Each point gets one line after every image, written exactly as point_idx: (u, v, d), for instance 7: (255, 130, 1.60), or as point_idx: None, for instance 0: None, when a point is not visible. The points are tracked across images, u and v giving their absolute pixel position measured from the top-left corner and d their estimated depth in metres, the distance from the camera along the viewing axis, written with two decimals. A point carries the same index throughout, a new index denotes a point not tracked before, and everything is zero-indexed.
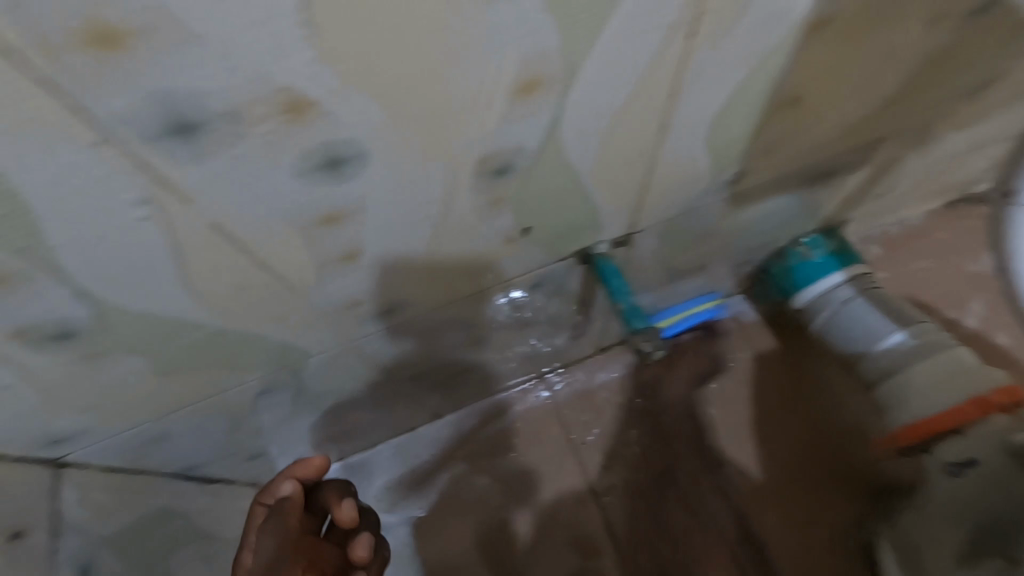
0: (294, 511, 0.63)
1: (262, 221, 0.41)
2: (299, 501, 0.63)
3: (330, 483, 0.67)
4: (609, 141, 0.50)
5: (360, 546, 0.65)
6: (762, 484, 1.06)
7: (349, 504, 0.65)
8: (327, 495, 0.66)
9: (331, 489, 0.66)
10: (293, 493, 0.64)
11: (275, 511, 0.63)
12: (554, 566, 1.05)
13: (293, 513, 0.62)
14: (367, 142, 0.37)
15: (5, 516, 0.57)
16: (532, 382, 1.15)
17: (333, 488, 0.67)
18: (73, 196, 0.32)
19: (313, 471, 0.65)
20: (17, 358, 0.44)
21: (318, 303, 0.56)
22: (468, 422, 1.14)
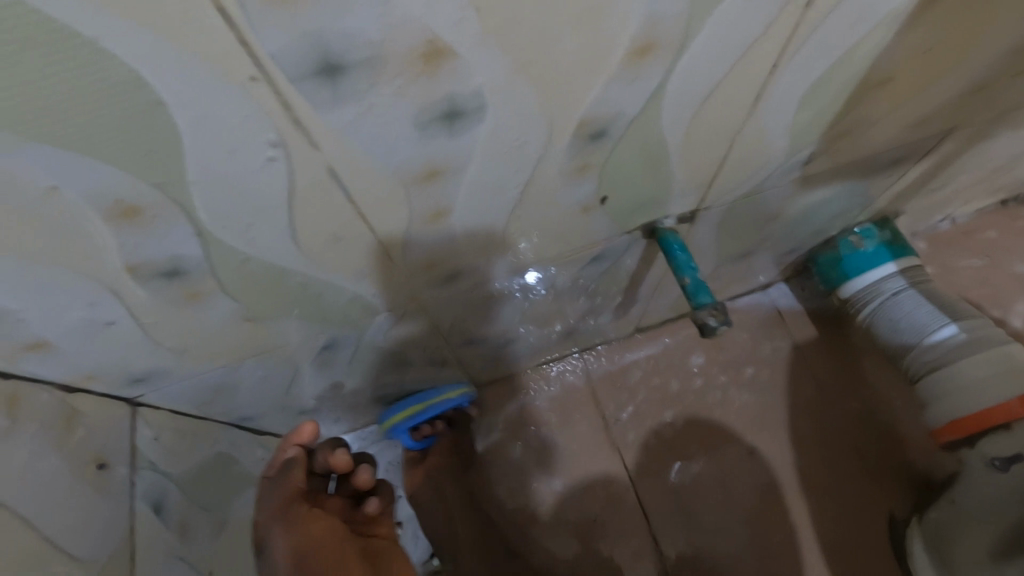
0: (298, 469, 0.72)
1: (372, 172, 0.42)
2: (300, 463, 0.73)
3: (321, 443, 0.75)
4: (701, 114, 0.50)
5: (365, 477, 0.77)
6: (796, 472, 1.06)
7: (343, 453, 0.74)
8: (322, 452, 0.74)
9: (324, 446, 0.75)
10: (294, 456, 0.73)
11: (278, 475, 0.73)
12: (581, 540, 1.06)
13: (297, 470, 0.72)
14: (485, 96, 0.38)
15: (91, 447, 0.60)
16: (570, 361, 1.16)
17: (325, 445, 0.75)
18: (216, 133, 0.34)
19: (306, 435, 0.73)
20: (127, 293, 0.46)
21: (398, 263, 0.57)
22: (504, 395, 1.15)
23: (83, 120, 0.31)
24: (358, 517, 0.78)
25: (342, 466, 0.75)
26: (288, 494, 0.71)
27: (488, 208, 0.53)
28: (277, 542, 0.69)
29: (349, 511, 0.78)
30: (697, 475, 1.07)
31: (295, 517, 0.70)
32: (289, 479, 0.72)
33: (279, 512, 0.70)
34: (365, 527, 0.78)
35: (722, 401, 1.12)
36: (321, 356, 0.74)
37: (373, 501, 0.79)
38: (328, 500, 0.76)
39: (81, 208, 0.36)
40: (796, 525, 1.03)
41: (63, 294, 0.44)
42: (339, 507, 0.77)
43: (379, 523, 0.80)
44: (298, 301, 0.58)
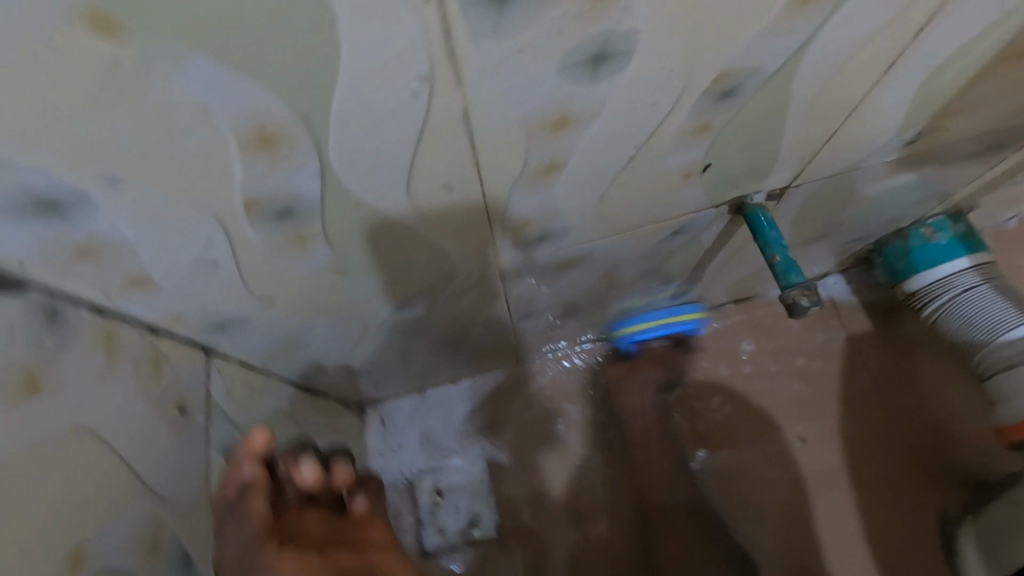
0: (258, 495, 0.56)
1: (504, 117, 0.41)
2: (261, 486, 0.56)
3: (281, 454, 0.61)
4: (833, 75, 0.48)
5: (343, 473, 0.63)
6: (846, 464, 1.05)
7: (309, 462, 0.61)
8: (282, 465, 0.60)
9: (285, 458, 0.61)
10: (252, 478, 0.57)
11: (236, 505, 0.56)
12: (624, 518, 1.06)
13: (257, 497, 0.56)
14: (640, 40, 0.37)
15: (174, 390, 0.59)
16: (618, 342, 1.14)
17: (285, 455, 0.61)
18: (373, 61, 0.33)
19: (260, 447, 0.58)
20: (236, 230, 0.45)
21: (494, 222, 0.56)
22: (549, 371, 1.14)
23: (249, 35, 0.29)
24: (347, 530, 0.60)
25: (311, 478, 0.61)
26: (253, 535, 0.54)
27: (595, 166, 0.51)
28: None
29: (334, 526, 0.60)
30: (742, 462, 1.06)
31: (264, 563, 0.52)
32: (248, 516, 0.55)
33: (242, 562, 0.53)
34: (354, 539, 0.60)
35: (772, 388, 1.10)
36: (390, 316, 0.74)
37: (358, 498, 0.64)
38: (304, 518, 0.59)
39: (223, 132, 0.35)
40: (844, 518, 1.02)
41: (179, 227, 0.43)
42: (319, 522, 0.59)
43: (370, 528, 0.62)
44: (385, 254, 0.56)
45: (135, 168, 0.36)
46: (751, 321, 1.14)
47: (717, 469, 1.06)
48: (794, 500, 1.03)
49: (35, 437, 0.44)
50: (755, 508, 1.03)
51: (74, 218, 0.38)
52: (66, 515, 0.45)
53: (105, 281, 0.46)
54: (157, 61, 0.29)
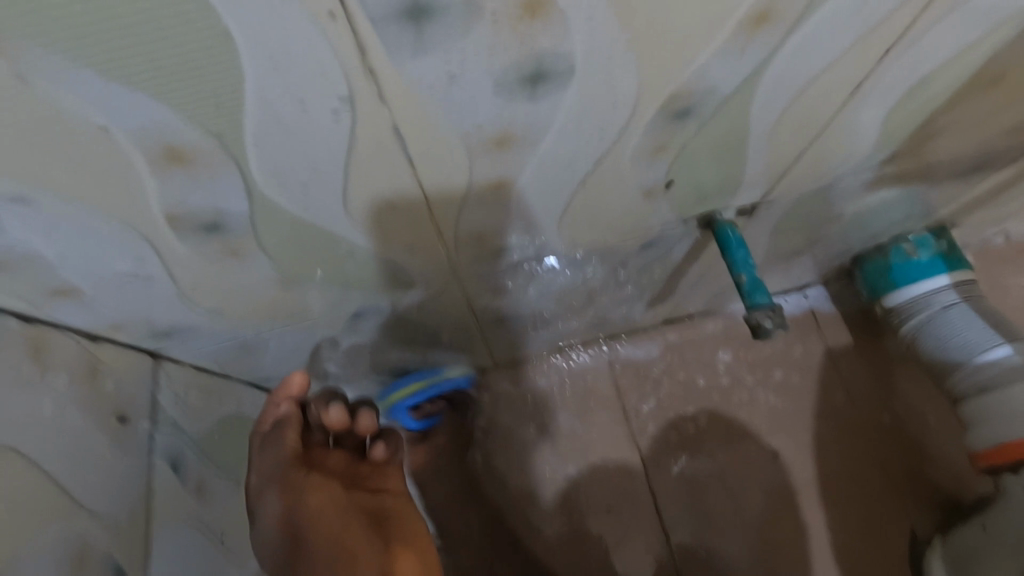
0: (291, 428, 0.65)
1: (441, 135, 0.38)
2: (296, 421, 0.66)
3: (315, 396, 0.68)
4: (798, 96, 0.46)
5: (367, 423, 0.69)
6: (816, 480, 1.03)
7: (338, 408, 0.67)
8: (315, 406, 0.67)
9: (317, 400, 0.67)
10: (287, 414, 0.66)
11: (272, 434, 0.66)
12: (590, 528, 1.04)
13: (291, 429, 0.65)
14: (579, 59, 0.35)
15: (114, 400, 0.57)
16: (594, 348, 1.12)
17: (319, 398, 0.68)
18: (280, 76, 0.30)
19: (297, 389, 0.67)
20: (165, 244, 0.43)
21: (452, 233, 0.54)
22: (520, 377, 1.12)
23: (134, 45, 0.27)
24: (364, 472, 0.70)
25: (338, 422, 0.67)
26: (283, 461, 0.63)
27: (551, 182, 0.49)
28: (272, 509, 0.62)
29: (354, 466, 0.69)
30: (716, 474, 1.04)
31: (293, 483, 0.62)
32: (281, 442, 0.64)
33: (274, 478, 0.63)
34: (370, 481, 0.69)
35: (746, 401, 1.08)
36: (350, 324, 0.71)
37: (378, 445, 0.71)
38: (327, 456, 0.67)
39: (122, 146, 0.32)
40: (810, 534, 1.01)
41: (100, 243, 0.41)
42: (340, 464, 0.68)
43: (385, 475, 0.71)
44: (334, 262, 0.54)
45: (36, 184, 0.34)
46: (728, 331, 1.12)
47: (690, 480, 1.04)
48: (760, 514, 1.02)
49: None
50: (720, 521, 1.02)
51: None
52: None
53: (24, 291, 0.44)
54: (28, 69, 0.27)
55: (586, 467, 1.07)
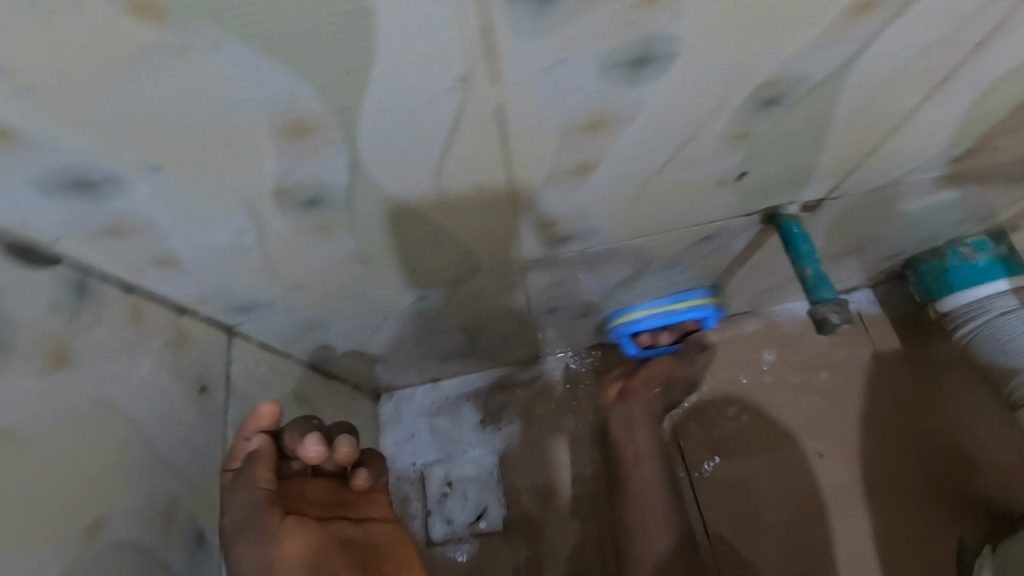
0: (263, 466, 0.54)
1: (539, 117, 0.40)
2: (267, 456, 0.54)
3: (289, 424, 0.56)
4: (885, 87, 0.47)
5: (345, 452, 0.57)
6: (853, 478, 0.99)
7: (314, 440, 0.55)
8: (289, 437, 0.55)
9: (292, 429, 0.56)
10: (257, 449, 0.54)
11: (240, 472, 0.54)
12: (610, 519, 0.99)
13: (262, 467, 0.54)
14: (684, 44, 0.36)
15: (195, 367, 0.59)
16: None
17: (293, 426, 0.56)
18: (409, 55, 0.32)
19: (266, 419, 0.55)
20: (265, 215, 0.45)
21: (526, 217, 0.55)
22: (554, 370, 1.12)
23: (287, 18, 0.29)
24: (347, 500, 0.61)
25: (315, 457, 0.55)
26: (255, 504, 0.53)
27: (628, 166, 0.50)
28: (245, 559, 0.52)
29: (335, 496, 0.60)
30: (752, 473, 1.00)
31: (267, 528, 0.52)
32: (250, 483, 0.53)
33: (245, 525, 0.52)
34: (354, 510, 0.61)
35: (789, 402, 1.05)
36: (412, 308, 0.73)
37: (360, 473, 0.61)
38: (305, 488, 0.58)
39: (255, 117, 0.34)
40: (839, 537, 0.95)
41: (213, 213, 0.43)
42: (321, 494, 0.59)
43: (369, 502, 0.62)
44: (404, 243, 0.55)
45: (168, 153, 0.36)
46: (771, 332, 1.11)
47: (725, 478, 1.00)
48: (789, 512, 0.97)
49: (65, 402, 0.43)
50: (754, 521, 0.97)
51: (107, 200, 0.39)
52: (102, 473, 0.46)
53: (132, 258, 0.47)
54: (202, 45, 0.29)
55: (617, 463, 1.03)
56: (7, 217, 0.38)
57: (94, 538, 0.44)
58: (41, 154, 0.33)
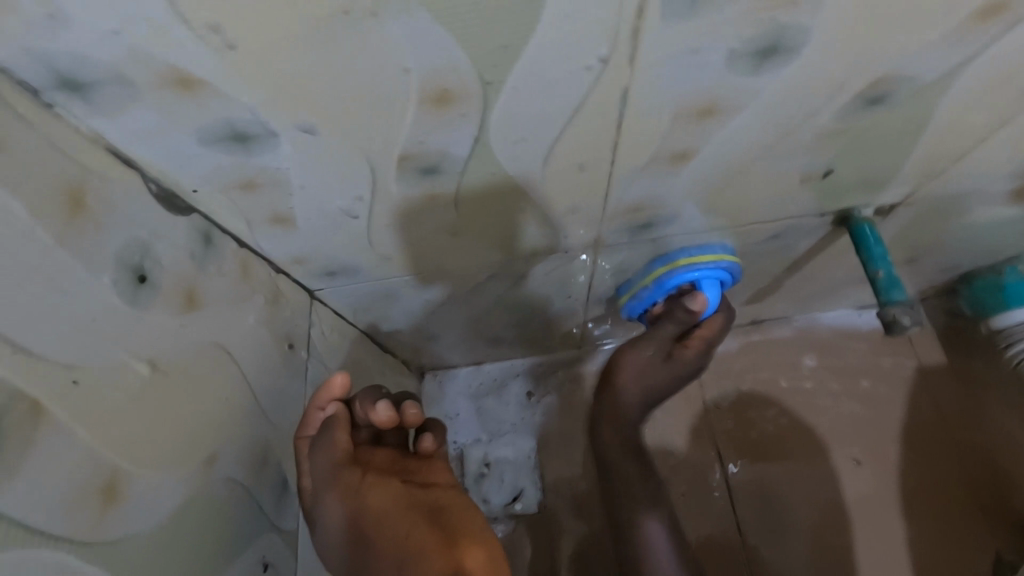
0: (340, 430, 0.55)
1: (659, 102, 0.42)
2: (343, 422, 0.55)
3: (359, 393, 0.57)
4: (984, 93, 0.49)
5: (414, 414, 0.56)
6: (890, 490, 0.98)
7: (384, 404, 0.55)
8: (359, 404, 0.56)
9: (362, 397, 0.57)
10: (334, 414, 0.56)
11: (320, 437, 0.55)
12: (641, 510, 0.99)
13: (339, 431, 0.54)
14: (812, 37, 0.38)
15: (284, 325, 0.62)
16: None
17: (363, 395, 0.57)
18: (561, 33, 0.35)
19: (338, 388, 0.56)
20: (384, 176, 0.47)
21: (613, 201, 0.57)
22: (589, 358, 1.10)
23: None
24: (414, 467, 0.56)
25: (385, 420, 0.55)
26: (336, 467, 0.53)
27: (723, 156, 0.52)
28: (332, 513, 0.52)
29: (403, 463, 0.56)
30: (789, 474, 1.00)
31: (350, 484, 0.51)
32: (331, 445, 0.54)
33: (326, 483, 0.53)
34: (421, 476, 0.55)
35: (832, 408, 1.04)
36: (482, 288, 0.76)
37: (425, 437, 0.58)
38: (375, 455, 0.55)
39: (409, 82, 0.37)
40: (868, 546, 0.95)
41: (339, 172, 0.46)
42: (389, 461, 0.55)
43: (438, 469, 0.57)
44: (488, 217, 0.57)
45: (322, 112, 0.39)
46: (815, 336, 1.09)
47: (759, 477, 1.00)
48: (821, 516, 0.97)
49: (200, 339, 0.47)
50: (786, 523, 0.97)
51: (255, 152, 0.42)
52: (222, 412, 0.49)
53: (254, 213, 0.49)
54: (391, 11, 0.32)
55: (654, 457, 1.03)
56: (166, 164, 0.42)
57: (210, 470, 0.47)
58: (218, 103, 0.37)
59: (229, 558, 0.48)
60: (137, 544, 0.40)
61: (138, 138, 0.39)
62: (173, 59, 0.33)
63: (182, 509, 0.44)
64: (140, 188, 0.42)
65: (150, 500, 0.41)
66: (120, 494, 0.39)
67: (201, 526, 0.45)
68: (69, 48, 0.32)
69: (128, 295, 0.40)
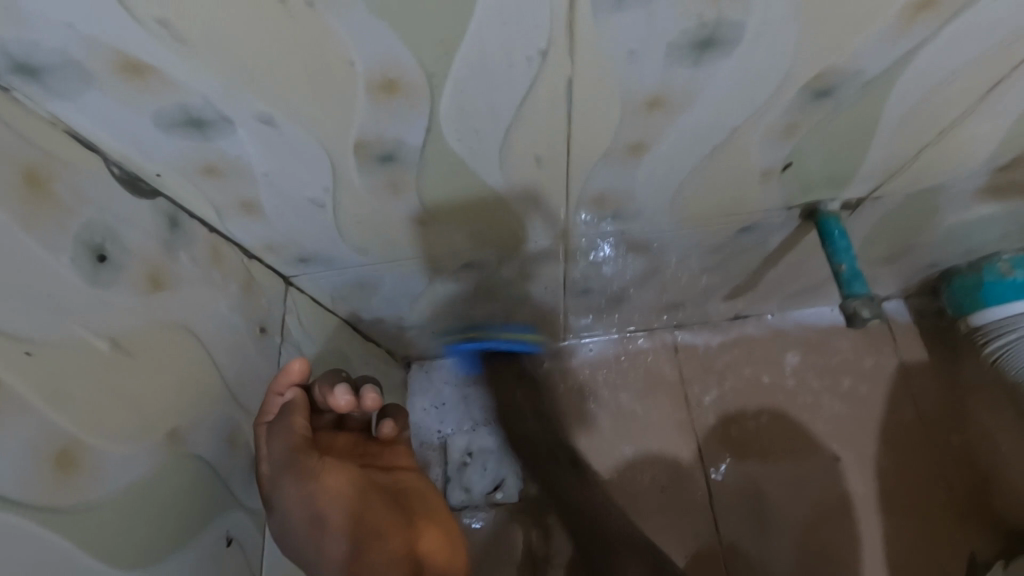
0: (299, 414, 0.54)
1: (607, 95, 0.43)
2: (302, 406, 0.55)
3: (318, 377, 0.57)
4: (935, 87, 0.50)
5: (370, 399, 0.56)
6: (868, 487, 0.99)
7: (344, 389, 0.55)
8: (320, 388, 0.56)
9: (321, 381, 0.57)
10: (292, 399, 0.55)
11: (275, 422, 0.55)
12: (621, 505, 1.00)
13: (298, 415, 0.54)
14: (749, 30, 0.39)
15: (258, 312, 0.63)
16: (647, 331, 1.11)
17: (323, 378, 0.57)
18: (497, 26, 0.36)
19: (296, 375, 0.55)
20: (345, 164, 0.49)
21: (578, 193, 0.58)
22: (572, 353, 1.11)
23: None
24: (373, 452, 0.61)
25: (343, 406, 0.55)
26: (294, 451, 0.53)
27: (683, 147, 0.52)
28: (289, 499, 0.53)
29: (362, 447, 0.61)
30: (769, 472, 1.00)
31: (307, 471, 0.53)
32: (289, 430, 0.54)
33: (283, 468, 0.53)
34: (382, 460, 0.61)
35: (813, 405, 1.04)
36: (458, 281, 0.76)
37: (386, 422, 0.63)
38: (335, 440, 0.59)
39: (357, 74, 0.39)
40: (845, 543, 0.95)
41: (299, 160, 0.47)
42: (349, 447, 0.59)
43: (395, 452, 0.63)
44: (455, 207, 0.57)
45: (277, 103, 0.41)
46: (798, 334, 1.10)
47: (744, 475, 1.00)
48: (799, 513, 0.97)
49: (167, 319, 0.49)
50: (764, 519, 0.97)
51: (213, 138, 0.43)
52: (190, 391, 0.51)
53: (219, 199, 0.51)
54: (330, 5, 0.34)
55: (633, 451, 1.03)
56: (126, 148, 0.43)
57: (173, 446, 0.49)
58: (171, 89, 0.38)
59: (192, 532, 0.50)
60: (99, 512, 0.42)
61: (98, 122, 0.41)
62: (122, 46, 0.35)
63: (142, 482, 0.45)
64: (103, 171, 0.44)
65: (111, 471, 0.43)
66: (78, 464, 0.40)
67: (162, 499, 0.47)
68: (22, 35, 0.34)
69: (88, 273, 0.42)
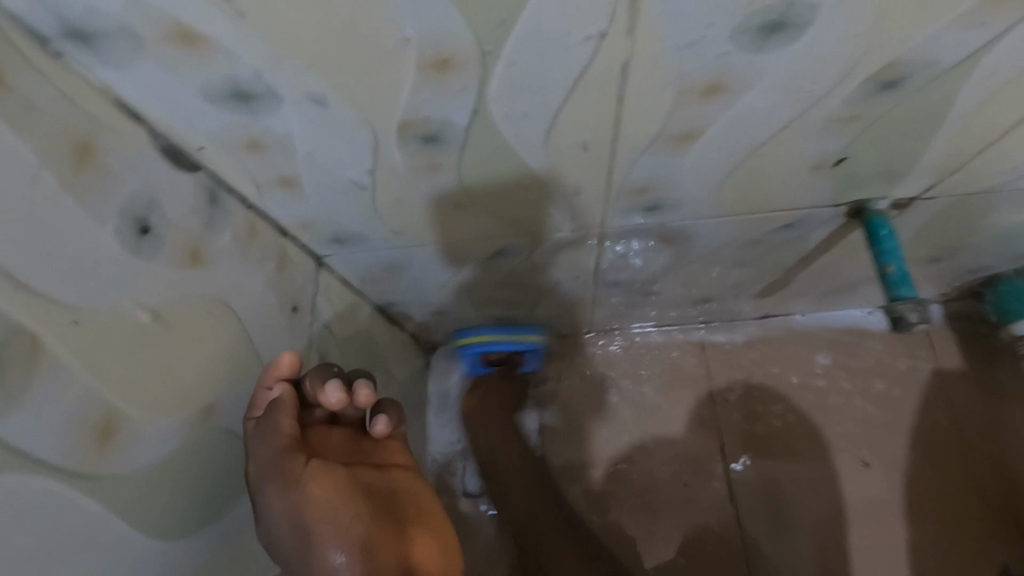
0: (286, 414, 0.51)
1: (659, 80, 0.42)
2: (290, 404, 0.52)
3: (310, 371, 0.55)
4: (1008, 83, 0.47)
5: (364, 394, 0.56)
6: (895, 494, 0.96)
7: (334, 386, 0.54)
8: (311, 383, 0.55)
9: (312, 376, 0.55)
10: (280, 396, 0.52)
11: (262, 421, 0.52)
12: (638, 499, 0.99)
13: (285, 414, 0.51)
14: (819, 15, 0.37)
15: (290, 290, 0.62)
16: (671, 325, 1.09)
17: (315, 372, 0.55)
18: (556, 5, 0.35)
19: (286, 368, 0.53)
20: (385, 143, 0.48)
21: (621, 180, 0.56)
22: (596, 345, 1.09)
23: None
24: (368, 449, 0.58)
25: (335, 403, 0.54)
26: (279, 453, 0.50)
27: (733, 135, 0.50)
28: (273, 507, 0.50)
29: (357, 445, 0.58)
30: (793, 471, 0.98)
31: (292, 476, 0.50)
32: (275, 431, 0.51)
33: (267, 473, 0.50)
34: (376, 458, 0.58)
35: (843, 408, 1.02)
36: (487, 267, 0.75)
37: (380, 419, 0.58)
38: (328, 437, 0.56)
39: (409, 51, 0.38)
40: (869, 547, 0.93)
41: (341, 137, 0.46)
42: (342, 444, 0.57)
43: (391, 449, 0.60)
44: (491, 191, 0.56)
45: (325, 79, 0.40)
46: (831, 335, 1.07)
47: (767, 474, 0.98)
48: (821, 514, 0.96)
49: (205, 295, 0.49)
50: (787, 518, 0.96)
51: (258, 112, 0.43)
52: (223, 367, 0.51)
53: (259, 175, 0.50)
54: None
55: (655, 444, 1.02)
56: (172, 120, 0.43)
57: (206, 421, 0.49)
58: (217, 59, 0.38)
59: (220, 508, 0.50)
60: (135, 483, 0.42)
61: (147, 93, 0.40)
62: (176, 15, 0.34)
63: (176, 457, 0.45)
64: (150, 143, 0.44)
65: (149, 443, 0.43)
66: (117, 435, 0.40)
67: (193, 474, 0.47)
68: None
69: (132, 245, 0.42)
